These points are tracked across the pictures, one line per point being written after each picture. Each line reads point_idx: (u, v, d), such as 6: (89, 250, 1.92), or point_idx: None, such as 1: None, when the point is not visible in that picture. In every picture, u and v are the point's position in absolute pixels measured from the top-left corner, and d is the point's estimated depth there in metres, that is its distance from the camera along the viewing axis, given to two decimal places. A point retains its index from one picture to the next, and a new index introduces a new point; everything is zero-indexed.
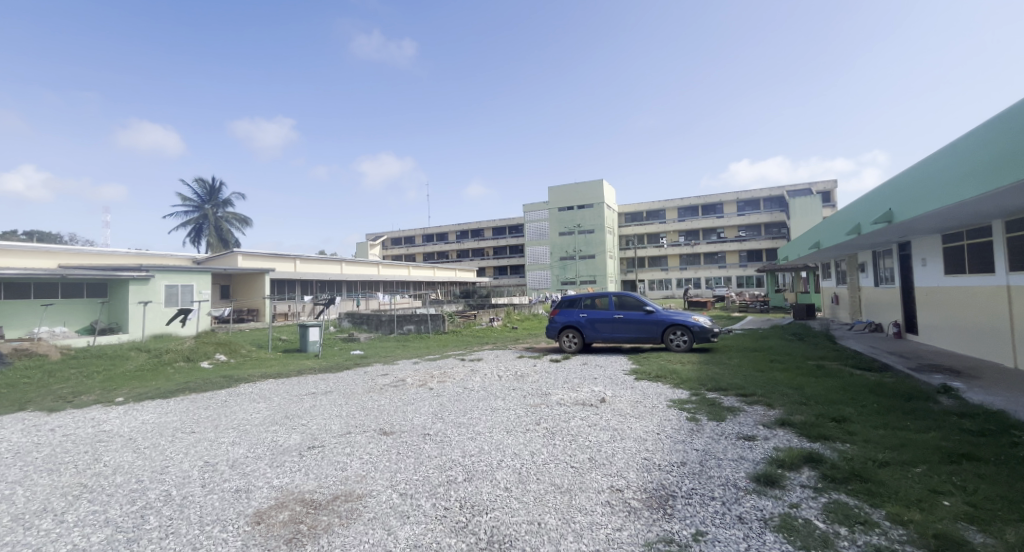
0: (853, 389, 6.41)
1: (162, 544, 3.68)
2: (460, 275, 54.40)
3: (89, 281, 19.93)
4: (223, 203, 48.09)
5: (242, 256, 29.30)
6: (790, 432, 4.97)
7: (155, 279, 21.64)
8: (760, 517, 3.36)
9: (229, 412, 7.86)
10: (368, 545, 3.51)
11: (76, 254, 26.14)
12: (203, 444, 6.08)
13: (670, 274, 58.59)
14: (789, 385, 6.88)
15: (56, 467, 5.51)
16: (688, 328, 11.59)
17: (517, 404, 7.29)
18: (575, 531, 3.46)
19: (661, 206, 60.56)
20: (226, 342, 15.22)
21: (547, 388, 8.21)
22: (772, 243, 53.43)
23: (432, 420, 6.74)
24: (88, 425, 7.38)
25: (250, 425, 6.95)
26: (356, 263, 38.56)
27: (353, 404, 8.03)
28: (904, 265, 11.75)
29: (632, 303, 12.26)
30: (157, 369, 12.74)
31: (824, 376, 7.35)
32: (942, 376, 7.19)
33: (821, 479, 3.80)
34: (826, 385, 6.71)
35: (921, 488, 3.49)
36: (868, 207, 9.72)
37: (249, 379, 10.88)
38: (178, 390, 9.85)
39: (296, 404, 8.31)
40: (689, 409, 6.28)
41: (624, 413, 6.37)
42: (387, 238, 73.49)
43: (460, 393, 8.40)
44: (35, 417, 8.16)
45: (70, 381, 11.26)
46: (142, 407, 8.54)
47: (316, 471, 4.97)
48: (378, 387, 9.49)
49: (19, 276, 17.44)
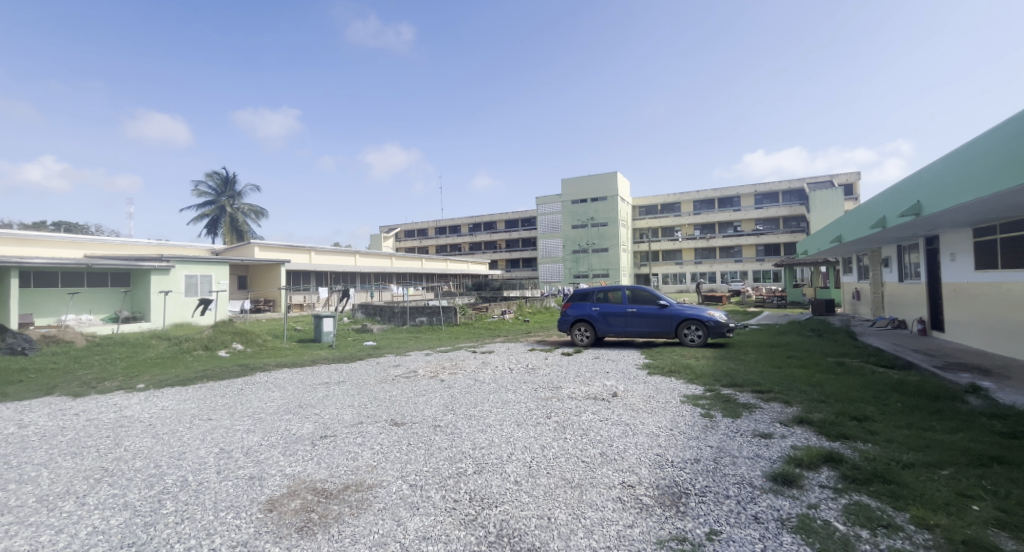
0: (875, 387, 6.23)
1: (178, 529, 3.72)
2: (472, 268, 54.59)
3: (114, 271, 20.42)
4: (237, 195, 48.63)
5: (259, 247, 29.78)
6: (809, 430, 4.84)
7: (175, 269, 22.06)
8: (777, 517, 3.27)
9: (245, 400, 7.96)
10: (377, 535, 3.50)
11: (102, 244, 26.79)
12: (219, 432, 6.14)
13: (685, 268, 58.07)
14: (808, 382, 6.71)
15: (80, 451, 5.61)
16: (703, 323, 11.39)
17: (529, 397, 7.25)
18: (585, 527, 3.41)
19: (677, 199, 59.75)
20: (243, 331, 15.44)
21: (558, 382, 8.14)
22: (791, 237, 52.53)
23: (443, 412, 6.73)
24: (111, 410, 7.52)
25: (265, 413, 7.01)
26: (369, 255, 38.77)
27: (365, 394, 8.08)
28: (930, 260, 11.43)
29: (646, 297, 12.12)
30: (177, 357, 12.98)
31: (844, 373, 7.16)
32: (970, 375, 6.95)
33: (841, 479, 3.68)
34: (846, 382, 6.52)
35: (948, 492, 3.36)
36: (894, 202, 9.30)
37: (265, 368, 11.05)
38: (197, 378, 10.02)
39: (310, 393, 8.36)
40: (703, 405, 6.17)
41: (636, 408, 6.28)
42: (401, 231, 74.33)
43: (471, 385, 8.40)
44: (61, 401, 8.36)
45: (94, 368, 11.54)
46: (162, 393, 8.69)
47: (328, 461, 4.97)
48: (391, 378, 9.53)
49: (48, 265, 17.90)
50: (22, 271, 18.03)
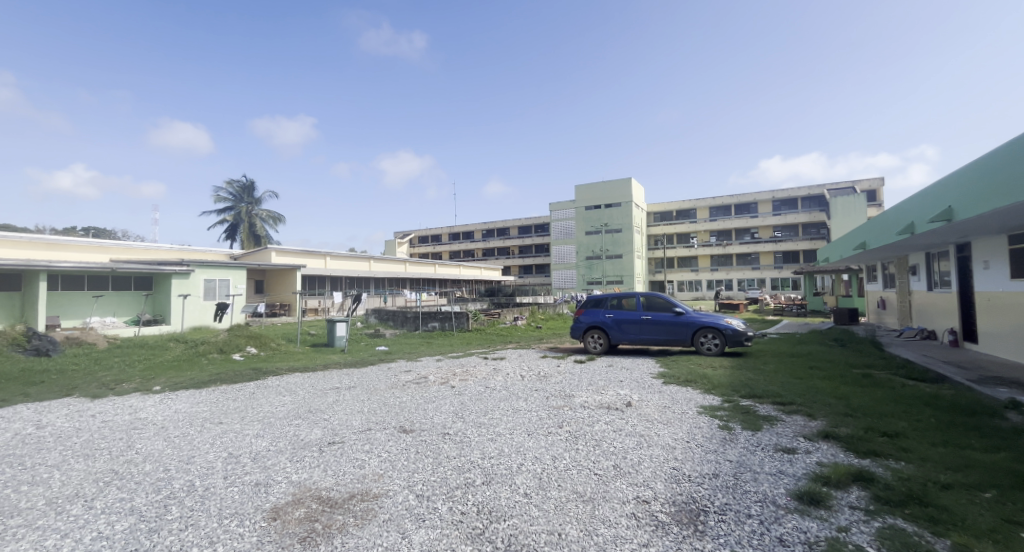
0: (906, 400, 5.95)
1: (181, 537, 3.61)
2: (486, 274, 54.52)
3: (136, 274, 20.81)
4: (256, 202, 49.46)
5: (276, 252, 30.09)
6: (835, 446, 4.61)
7: (195, 273, 22.36)
8: (804, 540, 3.07)
9: (257, 404, 7.90)
10: (381, 548, 3.36)
11: (126, 249, 27.33)
12: (229, 435, 6.02)
13: (701, 275, 57.33)
14: (833, 395, 6.42)
15: (92, 453, 5.34)
16: (720, 331, 11.11)
17: (540, 405, 7.08)
18: (597, 546, 3.23)
19: (692, 205, 59.13)
20: (258, 335, 15.48)
21: (571, 390, 7.95)
22: (810, 244, 51.58)
23: (453, 419, 6.59)
24: (125, 412, 7.40)
25: (275, 418, 6.93)
26: (383, 261, 38.99)
27: (375, 400, 7.96)
28: (961, 269, 11.03)
29: (661, 304, 11.89)
30: (192, 360, 13.03)
31: (871, 386, 6.86)
32: (1009, 390, 6.59)
33: (873, 500, 3.46)
34: (874, 395, 6.24)
35: (993, 517, 3.11)
36: (923, 208, 8.94)
37: (278, 372, 11.02)
38: (211, 381, 10.00)
39: (320, 398, 8.27)
40: (720, 417, 5.94)
41: (651, 419, 6.08)
42: (415, 237, 74.75)
43: (482, 392, 8.25)
44: (78, 401, 8.35)
45: (112, 369, 11.60)
46: (176, 396, 8.64)
47: (334, 468, 4.83)
48: (402, 384, 9.42)
49: (74, 268, 18.26)
50: (50, 274, 18.41)
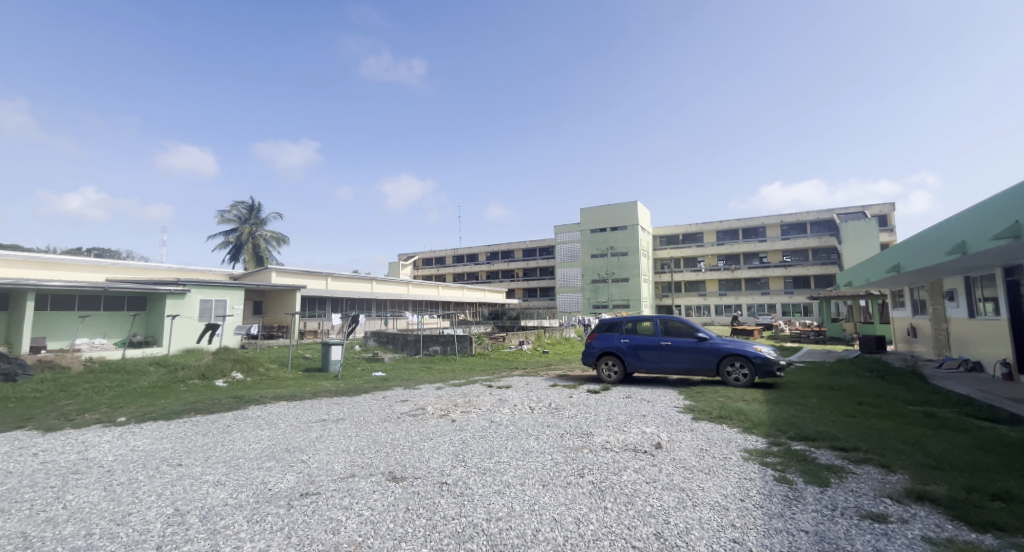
0: (996, 449, 4.97)
1: None
2: (489, 296, 53.52)
3: (130, 294, 20.04)
4: (261, 223, 49.14)
5: (275, 272, 29.27)
6: (937, 513, 3.63)
7: (191, 293, 21.55)
8: None
9: (228, 441, 6.89)
10: None
11: (122, 268, 26.55)
12: (183, 483, 5.00)
13: (708, 299, 56.23)
14: (902, 439, 5.44)
15: (7, 508, 4.34)
16: (748, 359, 10.11)
17: (554, 446, 6.08)
18: None
19: (699, 228, 58.43)
20: (246, 359, 14.48)
21: (588, 427, 6.94)
22: (821, 269, 50.61)
23: (452, 463, 5.59)
24: (74, 450, 6.39)
25: (244, 459, 5.93)
26: (386, 282, 38.16)
27: (364, 437, 6.97)
28: (1011, 294, 10.08)
29: (681, 329, 10.92)
30: (171, 387, 11.99)
31: (942, 428, 5.88)
32: None
33: None
34: (954, 441, 5.26)
35: None
36: (979, 226, 8.02)
37: (261, 401, 9.99)
38: (185, 411, 8.97)
39: (302, 434, 7.27)
40: (773, 465, 4.95)
41: (690, 467, 5.08)
42: (420, 259, 74.22)
43: (486, 427, 7.25)
44: (29, 436, 7.33)
45: (80, 398, 10.56)
46: (140, 430, 7.61)
47: (300, 534, 3.84)
48: (396, 417, 8.40)
49: (63, 288, 17.50)
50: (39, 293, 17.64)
